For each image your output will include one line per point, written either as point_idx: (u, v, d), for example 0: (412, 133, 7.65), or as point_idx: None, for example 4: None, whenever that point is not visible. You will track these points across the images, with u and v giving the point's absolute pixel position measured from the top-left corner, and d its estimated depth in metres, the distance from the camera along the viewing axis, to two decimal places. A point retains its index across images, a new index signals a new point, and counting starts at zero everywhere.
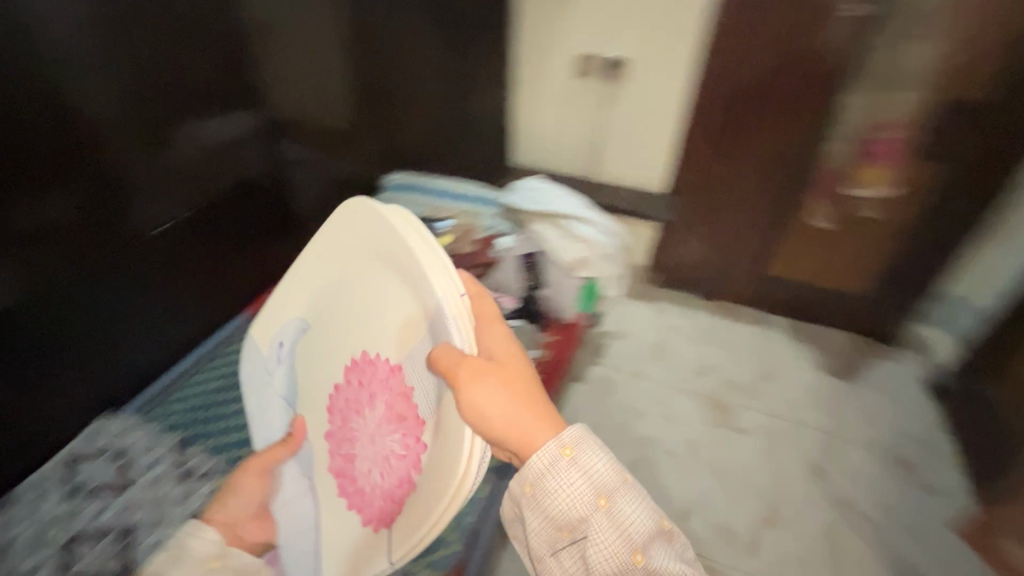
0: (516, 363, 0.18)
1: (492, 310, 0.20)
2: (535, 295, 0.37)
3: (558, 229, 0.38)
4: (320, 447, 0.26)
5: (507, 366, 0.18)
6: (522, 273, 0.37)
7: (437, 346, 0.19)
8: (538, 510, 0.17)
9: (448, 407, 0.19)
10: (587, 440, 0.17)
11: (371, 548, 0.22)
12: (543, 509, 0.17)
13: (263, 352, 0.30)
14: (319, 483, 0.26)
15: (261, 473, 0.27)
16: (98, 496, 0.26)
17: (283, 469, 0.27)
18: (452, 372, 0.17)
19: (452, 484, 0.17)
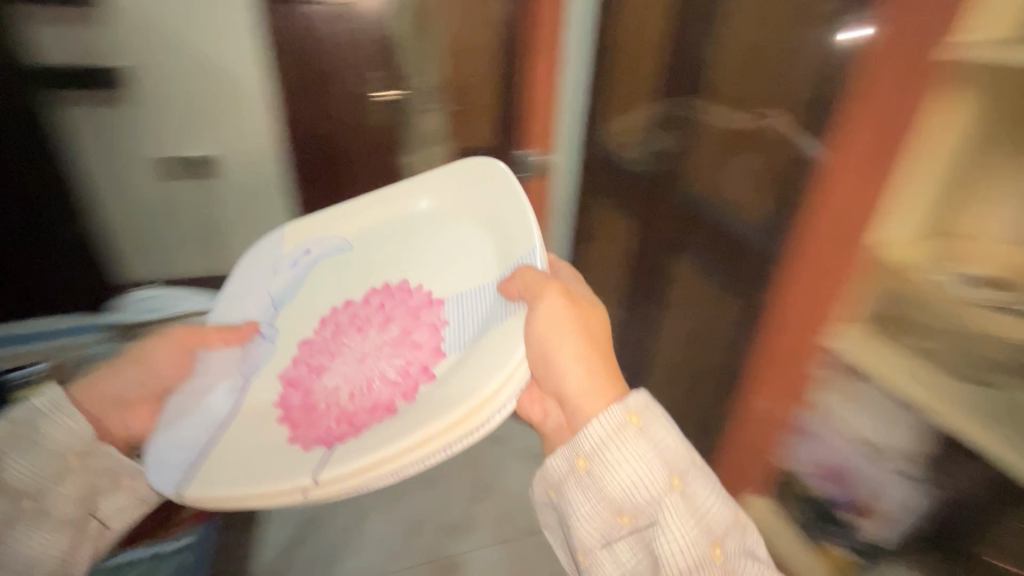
0: (592, 316, 0.25)
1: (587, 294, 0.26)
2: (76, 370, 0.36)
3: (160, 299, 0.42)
4: (283, 350, 0.29)
5: (586, 315, 0.25)
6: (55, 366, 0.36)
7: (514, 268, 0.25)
8: (589, 484, 0.21)
9: (503, 324, 0.23)
10: (650, 411, 0.22)
11: (293, 460, 0.22)
12: (604, 489, 0.21)
13: (283, 252, 0.33)
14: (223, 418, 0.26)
15: (180, 350, 0.30)
16: None
17: (199, 351, 0.30)
18: (533, 289, 0.23)
19: (478, 395, 0.20)
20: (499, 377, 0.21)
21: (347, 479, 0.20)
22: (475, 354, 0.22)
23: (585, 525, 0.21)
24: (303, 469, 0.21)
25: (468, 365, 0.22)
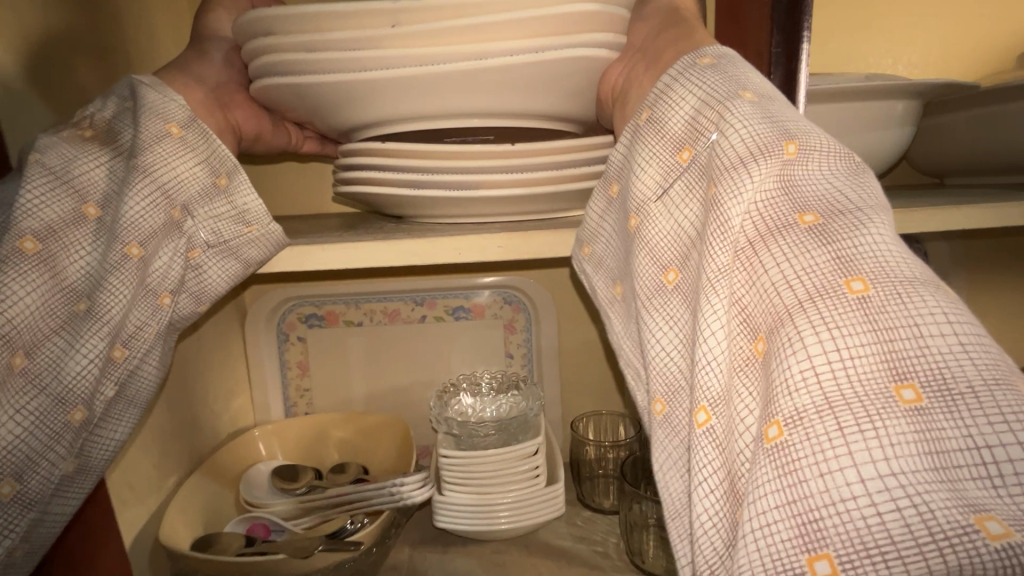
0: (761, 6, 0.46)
1: (762, 99, 0.39)
2: (151, 122, 0.50)
3: (167, 144, 0.50)
4: (683, 71, 0.43)
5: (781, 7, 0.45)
6: (164, 133, 0.50)
7: (756, 93, 0.39)
8: (730, 178, 0.36)
9: (801, 138, 0.36)
10: (756, 89, 0.40)
11: (676, 69, 0.44)
12: (673, 97, 0.42)
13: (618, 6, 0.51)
14: (701, 75, 0.42)
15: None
16: (146, 190, 0.48)
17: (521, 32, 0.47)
18: (814, 132, 0.37)
19: (768, 127, 0.36)
20: (746, 94, 0.39)
21: (703, 84, 0.41)
22: (756, 95, 0.39)
23: (660, 126, 0.43)
24: (725, 79, 0.40)
25: (755, 110, 0.38)
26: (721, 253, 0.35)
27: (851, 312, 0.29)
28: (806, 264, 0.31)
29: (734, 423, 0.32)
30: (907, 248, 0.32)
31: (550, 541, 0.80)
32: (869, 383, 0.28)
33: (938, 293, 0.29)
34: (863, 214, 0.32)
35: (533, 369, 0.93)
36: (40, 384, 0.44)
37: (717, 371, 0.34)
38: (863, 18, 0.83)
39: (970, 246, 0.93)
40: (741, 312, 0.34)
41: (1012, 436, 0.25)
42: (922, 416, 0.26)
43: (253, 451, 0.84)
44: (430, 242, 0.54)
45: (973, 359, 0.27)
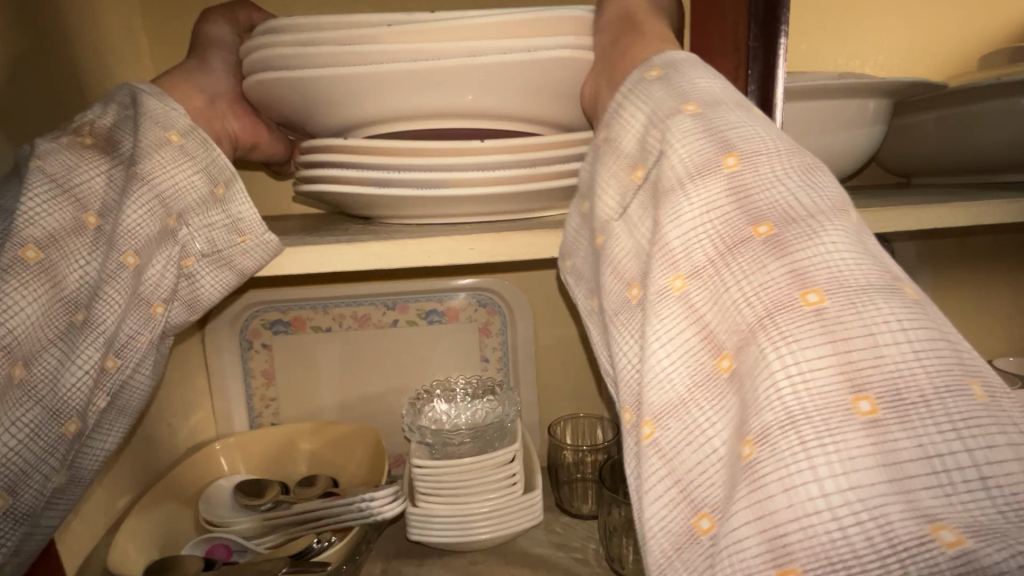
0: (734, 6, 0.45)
1: (707, 107, 0.37)
2: (149, 129, 0.48)
3: (167, 151, 0.48)
4: (630, 88, 0.42)
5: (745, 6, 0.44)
6: (162, 139, 0.48)
7: (700, 103, 0.37)
8: (672, 200, 0.34)
9: (744, 148, 0.34)
10: (700, 99, 0.38)
11: (628, 85, 0.43)
12: (625, 114, 0.41)
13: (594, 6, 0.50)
14: (648, 92, 0.41)
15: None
16: (143, 199, 0.46)
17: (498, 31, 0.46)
18: (761, 139, 0.34)
19: (708, 142, 0.35)
20: (688, 108, 0.37)
21: (649, 103, 0.40)
22: (700, 105, 0.37)
23: (616, 145, 0.42)
24: (668, 94, 0.39)
25: (695, 124, 0.36)
26: (672, 274, 0.34)
27: (809, 329, 0.28)
28: (762, 277, 0.30)
29: (694, 433, 0.31)
30: (862, 250, 0.30)
31: (529, 550, 0.78)
32: (827, 396, 0.26)
33: (896, 309, 0.28)
34: (817, 223, 0.30)
35: (509, 373, 0.91)
36: (36, 396, 0.41)
37: (675, 386, 0.32)
38: (830, 19, 0.83)
39: (934, 244, 0.95)
40: (703, 328, 0.32)
41: (961, 443, 0.25)
42: (880, 429, 0.25)
43: (215, 468, 0.80)
44: (399, 244, 0.51)
45: (925, 366, 0.26)
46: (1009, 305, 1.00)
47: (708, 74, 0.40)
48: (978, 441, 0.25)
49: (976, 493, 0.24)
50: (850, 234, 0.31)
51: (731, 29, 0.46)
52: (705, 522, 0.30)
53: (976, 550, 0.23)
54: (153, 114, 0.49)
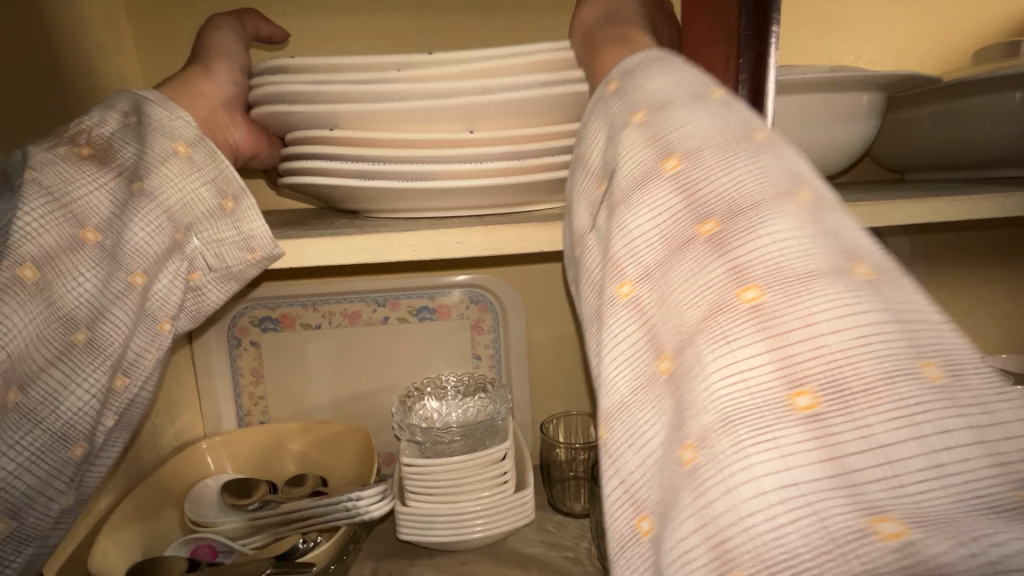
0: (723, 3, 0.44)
1: (654, 108, 0.36)
2: (154, 142, 0.47)
3: (174, 165, 0.47)
4: (591, 103, 0.42)
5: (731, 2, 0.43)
6: (167, 152, 0.47)
7: (647, 106, 0.37)
8: (619, 209, 0.34)
9: (684, 146, 0.33)
10: (648, 100, 0.37)
11: (593, 99, 0.42)
12: (590, 130, 0.41)
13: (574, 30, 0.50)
14: (603, 105, 0.40)
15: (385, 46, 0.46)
16: (148, 215, 0.44)
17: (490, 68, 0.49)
18: (705, 132, 0.33)
19: (651, 147, 0.35)
20: (636, 114, 0.37)
21: (604, 116, 0.40)
22: (648, 106, 0.37)
23: (583, 160, 0.41)
24: (619, 103, 0.39)
25: (641, 130, 0.36)
26: (618, 281, 0.33)
27: (745, 326, 0.27)
28: (701, 277, 0.30)
29: (635, 435, 0.30)
30: (814, 233, 0.29)
31: (520, 550, 0.77)
32: (766, 396, 0.26)
33: (839, 297, 0.26)
34: (758, 214, 0.30)
35: (502, 370, 0.90)
36: (36, 419, 0.41)
37: (619, 389, 0.32)
38: (825, 13, 0.83)
39: (926, 240, 0.95)
40: (653, 334, 0.31)
41: (910, 432, 0.23)
42: (818, 423, 0.24)
43: (200, 466, 0.79)
44: (385, 239, 0.50)
45: (869, 352, 0.25)
46: (1003, 302, 1.00)
47: (662, 71, 0.39)
48: (929, 427, 0.23)
49: (924, 484, 0.23)
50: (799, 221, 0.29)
51: (722, 11, 0.45)
52: (645, 523, 0.29)
53: (919, 541, 0.21)
54: (159, 125, 0.48)
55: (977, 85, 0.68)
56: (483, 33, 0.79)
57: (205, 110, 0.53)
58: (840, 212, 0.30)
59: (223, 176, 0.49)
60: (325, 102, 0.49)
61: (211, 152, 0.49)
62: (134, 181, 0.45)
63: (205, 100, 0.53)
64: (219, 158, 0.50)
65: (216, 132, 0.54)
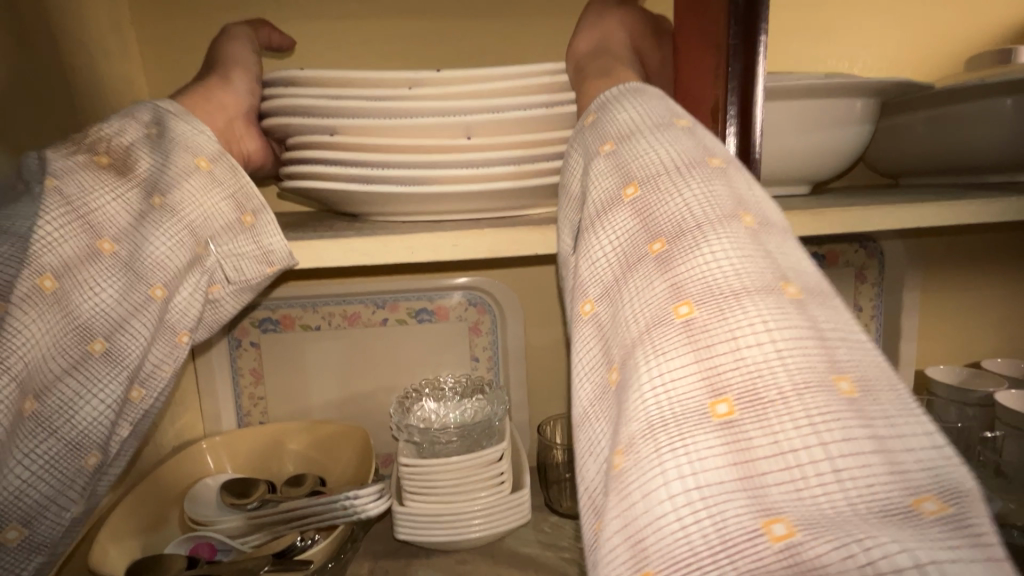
0: (714, 15, 0.45)
1: (619, 139, 0.40)
2: (176, 157, 0.48)
3: (197, 181, 0.48)
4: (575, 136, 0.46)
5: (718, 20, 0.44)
6: (187, 167, 0.48)
7: (614, 138, 0.40)
8: (585, 232, 0.38)
9: (641, 174, 0.37)
10: (616, 133, 0.41)
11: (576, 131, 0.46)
12: (573, 161, 0.45)
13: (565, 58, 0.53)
14: (579, 136, 0.44)
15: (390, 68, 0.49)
16: (168, 229, 0.46)
17: (486, 84, 0.51)
18: (661, 162, 0.37)
19: (614, 175, 0.38)
20: (603, 144, 0.41)
21: (580, 146, 0.44)
22: (615, 137, 0.40)
23: (566, 188, 0.45)
24: (591, 135, 0.42)
25: (606, 160, 0.39)
26: (582, 300, 0.37)
27: (676, 338, 0.30)
28: (643, 294, 0.33)
29: (594, 446, 0.33)
30: (750, 254, 0.31)
31: (517, 550, 0.78)
32: (689, 402, 0.28)
33: (764, 315, 0.29)
34: (698, 237, 0.32)
35: (499, 371, 0.91)
36: (51, 428, 0.42)
37: (585, 400, 0.35)
38: (819, 19, 0.84)
39: (921, 244, 0.96)
40: (605, 348, 0.34)
41: (818, 438, 0.25)
42: (733, 429, 0.27)
43: (200, 466, 0.79)
44: (383, 241, 0.51)
45: (787, 366, 0.27)
46: (998, 306, 1.00)
47: (631, 106, 0.42)
48: (833, 435, 0.25)
49: (826, 489, 0.24)
50: (736, 244, 0.32)
51: (711, 21, 0.45)
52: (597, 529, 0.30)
53: (803, 543, 0.23)
54: (181, 140, 0.49)
55: (969, 91, 0.69)
56: (481, 38, 0.80)
57: (220, 122, 0.54)
58: (777, 238, 0.33)
59: (243, 191, 0.50)
60: (326, 108, 0.50)
61: (231, 168, 0.50)
62: (155, 195, 0.46)
63: (222, 112, 0.55)
64: (240, 173, 0.50)
65: (233, 143, 0.55)
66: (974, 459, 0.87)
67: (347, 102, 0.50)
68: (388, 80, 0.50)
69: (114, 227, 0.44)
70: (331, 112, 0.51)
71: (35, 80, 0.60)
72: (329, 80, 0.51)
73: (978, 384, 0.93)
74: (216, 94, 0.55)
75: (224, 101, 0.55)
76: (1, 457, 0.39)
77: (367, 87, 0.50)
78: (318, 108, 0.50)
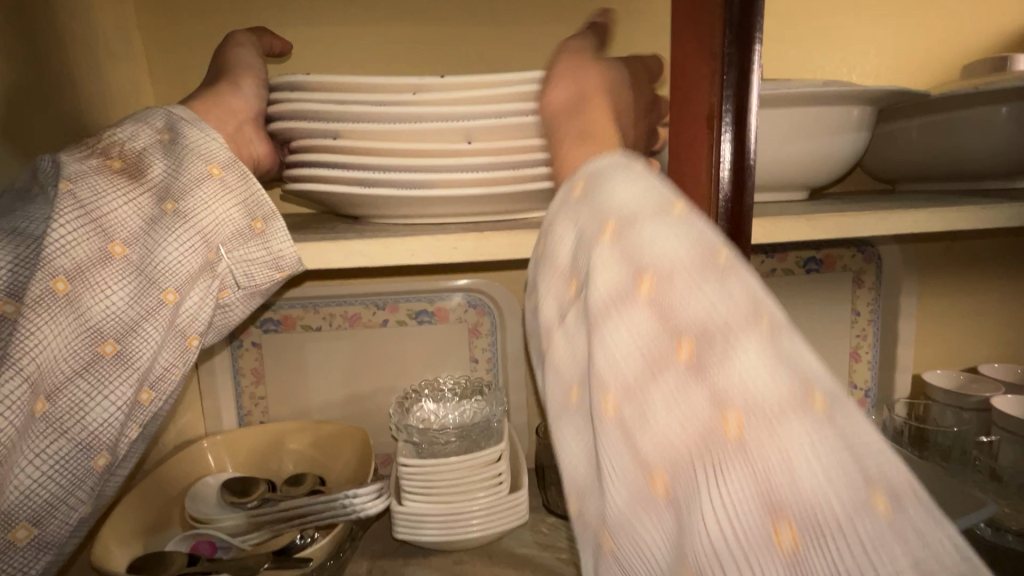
0: (709, 22, 0.45)
1: (625, 219, 0.36)
2: (189, 164, 0.48)
3: (210, 189, 0.48)
4: (562, 201, 0.42)
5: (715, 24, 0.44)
6: (200, 175, 0.48)
7: (619, 216, 0.36)
8: (603, 330, 0.34)
9: (658, 264, 0.33)
10: (619, 208, 0.37)
11: (563, 198, 0.42)
12: (562, 223, 0.41)
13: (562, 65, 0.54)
14: (572, 207, 0.41)
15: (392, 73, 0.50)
16: (180, 234, 0.46)
17: (486, 88, 0.51)
18: (681, 249, 0.33)
19: (626, 265, 0.34)
20: (608, 224, 0.37)
21: (575, 219, 0.40)
22: (620, 216, 0.36)
23: (556, 254, 0.42)
24: (591, 211, 0.38)
25: (614, 243, 0.36)
26: (602, 402, 0.33)
27: (733, 466, 0.28)
28: (684, 412, 0.30)
29: (640, 549, 0.32)
30: (786, 367, 0.29)
31: (514, 551, 0.78)
32: (750, 532, 0.27)
33: (821, 436, 0.27)
34: (737, 344, 0.29)
35: (499, 373, 0.92)
36: (61, 429, 0.43)
37: (621, 505, 0.33)
38: (818, 26, 0.84)
39: (918, 250, 0.96)
40: (636, 457, 0.32)
41: (879, 557, 0.25)
42: (800, 558, 0.26)
43: (200, 465, 0.80)
44: (383, 243, 0.52)
45: (844, 488, 0.26)
46: (994, 313, 1.01)
47: (632, 171, 0.39)
48: (895, 551, 0.25)
49: None
50: (777, 349, 0.30)
51: (703, 38, 0.46)
52: None
53: None
54: (194, 147, 0.49)
55: (965, 99, 0.70)
56: (482, 45, 0.81)
57: (231, 126, 0.54)
58: (804, 322, 0.32)
59: (254, 198, 0.51)
60: (327, 112, 0.51)
61: (241, 175, 0.50)
62: (166, 200, 0.47)
63: (232, 114, 0.55)
64: (251, 180, 0.51)
65: (242, 147, 0.55)
66: (969, 464, 0.87)
67: (348, 106, 0.51)
68: (388, 84, 0.51)
69: (126, 231, 0.45)
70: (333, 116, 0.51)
71: (41, 82, 0.61)
72: (330, 85, 0.51)
73: (974, 390, 0.94)
74: (224, 97, 0.56)
75: (234, 103, 0.56)
76: (10, 457, 0.39)
77: (368, 91, 0.51)
78: (319, 112, 0.51)
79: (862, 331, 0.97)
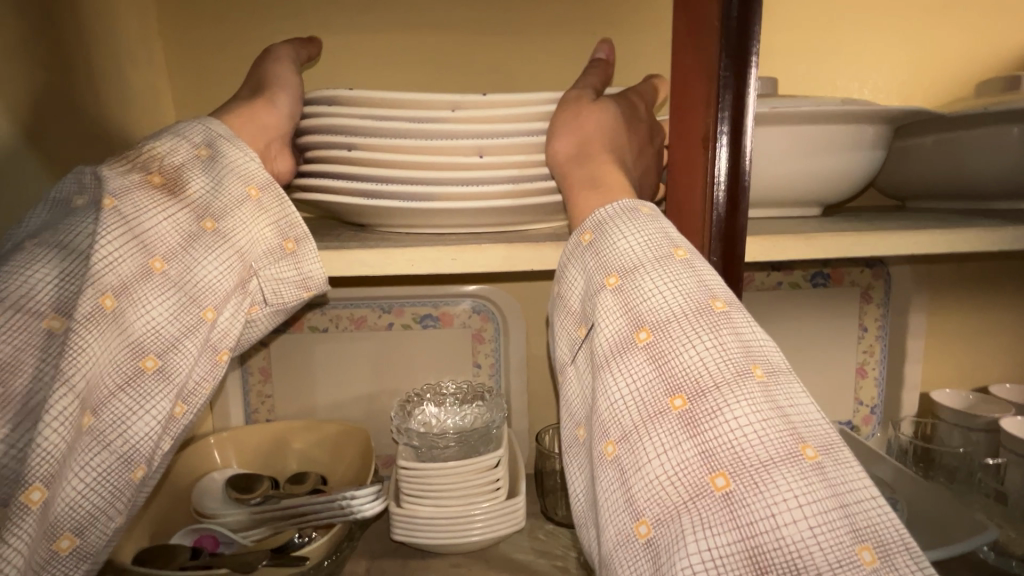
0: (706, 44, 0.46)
1: (624, 276, 0.44)
2: (227, 183, 0.50)
3: (247, 211, 0.51)
4: (568, 253, 0.50)
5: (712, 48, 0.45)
6: (238, 195, 0.50)
7: (618, 272, 0.44)
8: (605, 376, 0.42)
9: (652, 320, 0.42)
10: (619, 268, 0.45)
11: (570, 250, 0.50)
12: (572, 274, 0.49)
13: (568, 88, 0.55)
14: (578, 258, 0.49)
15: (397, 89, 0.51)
16: (216, 253, 0.48)
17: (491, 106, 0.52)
18: (671, 308, 0.42)
19: (626, 320, 0.43)
20: (609, 280, 0.45)
21: (580, 271, 0.48)
22: (622, 276, 0.44)
23: (566, 302, 0.49)
24: (595, 268, 0.46)
25: (616, 296, 0.44)
26: (604, 441, 0.41)
27: (711, 495, 0.36)
28: (673, 447, 0.38)
29: (626, 551, 0.39)
30: (766, 416, 0.38)
31: (511, 556, 0.79)
32: (721, 543, 0.35)
33: (781, 470, 0.36)
34: (722, 398, 0.38)
35: (501, 379, 0.93)
36: (104, 440, 0.44)
37: (618, 528, 0.39)
38: (828, 41, 0.84)
39: (929, 267, 0.95)
40: (632, 487, 0.39)
41: (811, 542, 0.35)
42: (755, 554, 0.35)
43: (209, 462, 0.82)
44: (386, 252, 0.53)
45: (796, 502, 0.35)
46: (1006, 333, 1.00)
47: (629, 230, 0.46)
48: (824, 536, 0.35)
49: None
50: (749, 397, 0.38)
51: (699, 63, 0.47)
52: None
53: None
54: (232, 168, 0.51)
55: (977, 119, 0.69)
56: (493, 56, 0.82)
57: (261, 141, 0.57)
58: (782, 377, 0.40)
59: (286, 218, 0.53)
60: (334, 124, 0.52)
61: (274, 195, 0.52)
62: (203, 219, 0.48)
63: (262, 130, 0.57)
64: (284, 202, 0.53)
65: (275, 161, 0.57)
66: (976, 487, 0.86)
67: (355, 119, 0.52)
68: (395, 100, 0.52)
69: (167, 249, 0.47)
70: (338, 128, 0.53)
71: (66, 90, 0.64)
72: (339, 99, 0.53)
73: (983, 410, 0.92)
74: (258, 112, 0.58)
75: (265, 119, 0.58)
76: (60, 473, 0.41)
77: (375, 106, 0.52)
78: (327, 124, 0.53)
79: (869, 348, 0.96)
